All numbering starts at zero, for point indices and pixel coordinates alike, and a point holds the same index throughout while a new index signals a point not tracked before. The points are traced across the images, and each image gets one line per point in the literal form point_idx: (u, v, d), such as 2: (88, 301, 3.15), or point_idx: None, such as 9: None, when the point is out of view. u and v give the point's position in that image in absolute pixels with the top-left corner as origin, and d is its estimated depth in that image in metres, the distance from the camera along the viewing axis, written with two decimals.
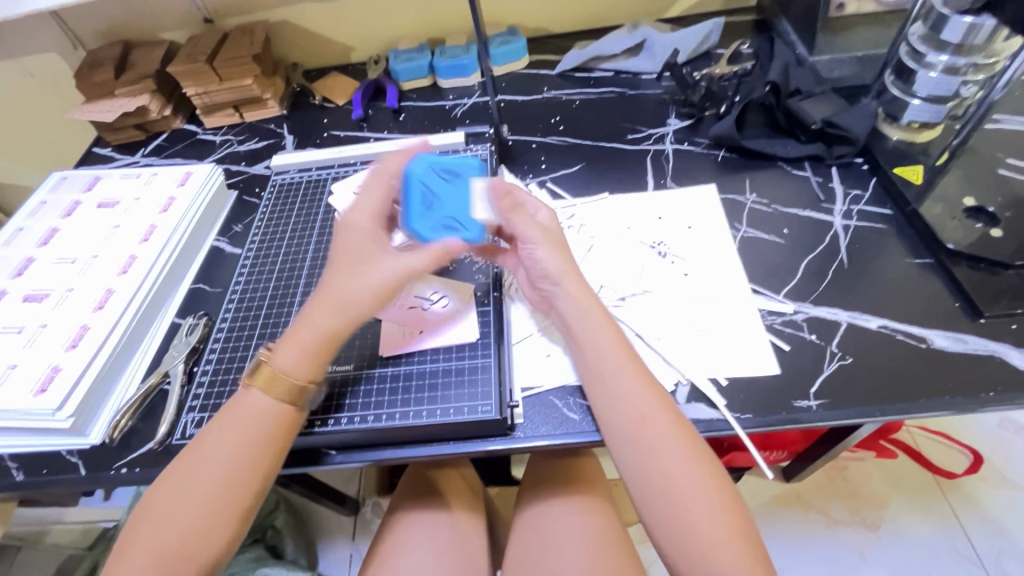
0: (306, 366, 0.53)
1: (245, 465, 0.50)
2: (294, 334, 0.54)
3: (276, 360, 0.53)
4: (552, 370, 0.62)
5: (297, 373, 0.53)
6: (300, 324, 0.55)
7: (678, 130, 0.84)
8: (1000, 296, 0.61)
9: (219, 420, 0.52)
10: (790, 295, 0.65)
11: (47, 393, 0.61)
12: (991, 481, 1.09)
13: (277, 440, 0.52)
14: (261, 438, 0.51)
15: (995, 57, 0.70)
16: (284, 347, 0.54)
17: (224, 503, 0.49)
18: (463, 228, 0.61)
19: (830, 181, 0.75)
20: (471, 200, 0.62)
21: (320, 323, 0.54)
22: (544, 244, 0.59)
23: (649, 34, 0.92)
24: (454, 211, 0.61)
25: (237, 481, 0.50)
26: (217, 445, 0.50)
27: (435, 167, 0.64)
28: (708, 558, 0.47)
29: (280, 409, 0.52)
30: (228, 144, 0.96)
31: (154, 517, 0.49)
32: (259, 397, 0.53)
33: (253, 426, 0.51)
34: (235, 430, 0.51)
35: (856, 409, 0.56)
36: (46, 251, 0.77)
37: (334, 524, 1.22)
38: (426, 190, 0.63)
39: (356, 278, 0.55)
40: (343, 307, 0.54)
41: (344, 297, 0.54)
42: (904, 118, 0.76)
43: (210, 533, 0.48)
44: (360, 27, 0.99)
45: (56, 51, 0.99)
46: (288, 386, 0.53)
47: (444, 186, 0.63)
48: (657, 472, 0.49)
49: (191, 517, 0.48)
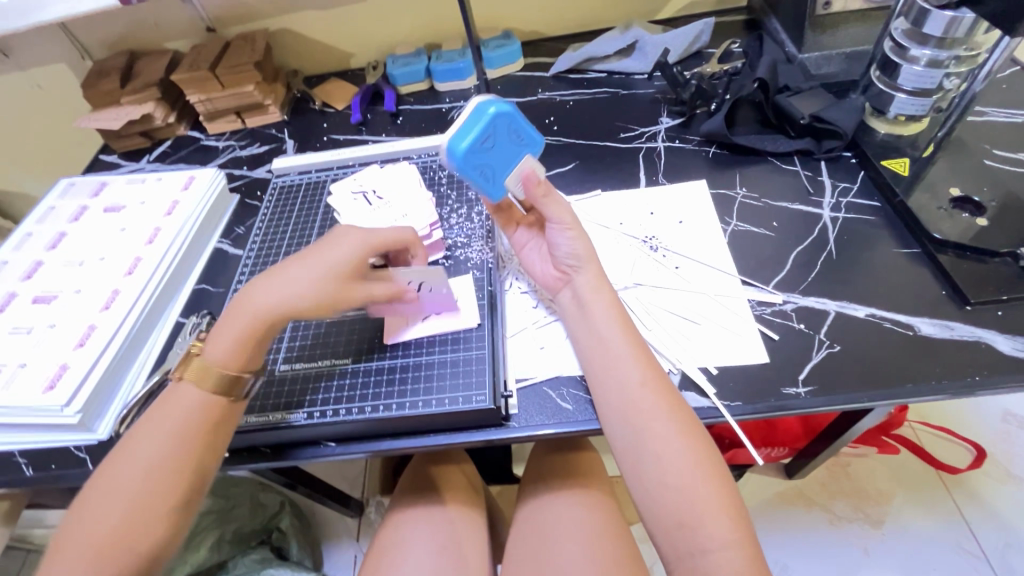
0: (239, 358, 0.54)
1: (179, 456, 0.50)
2: (224, 331, 0.55)
3: (207, 356, 0.54)
4: (545, 362, 0.63)
5: (230, 365, 0.54)
6: (233, 314, 0.55)
7: (670, 128, 0.86)
8: (987, 284, 0.62)
9: (155, 412, 0.52)
10: (780, 286, 0.66)
11: (56, 390, 0.63)
12: (995, 476, 1.09)
13: (206, 436, 0.52)
14: (196, 430, 0.51)
15: (976, 49, 0.71)
16: (214, 343, 0.54)
17: (157, 496, 0.49)
18: (489, 185, 0.60)
19: (819, 175, 0.76)
20: (512, 170, 0.60)
21: (253, 311, 0.55)
22: (575, 229, 0.60)
23: (640, 35, 0.94)
24: (493, 167, 0.59)
25: (172, 472, 0.50)
26: (152, 436, 0.51)
27: (517, 121, 0.58)
28: (696, 529, 0.48)
29: (214, 401, 0.53)
30: (230, 149, 0.98)
31: (87, 512, 0.48)
32: (193, 388, 0.53)
33: (185, 419, 0.51)
34: (171, 420, 0.51)
35: (845, 396, 0.57)
36: (55, 255, 0.79)
37: (338, 526, 1.23)
38: (490, 137, 0.57)
39: (285, 274, 0.56)
40: (268, 304, 0.55)
41: (271, 292, 0.55)
42: (891, 111, 0.77)
43: (141, 528, 0.48)
44: (358, 34, 1.01)
45: (64, 61, 1.02)
46: (218, 377, 0.53)
47: (503, 142, 0.58)
48: (648, 441, 0.51)
49: (124, 509, 0.48)
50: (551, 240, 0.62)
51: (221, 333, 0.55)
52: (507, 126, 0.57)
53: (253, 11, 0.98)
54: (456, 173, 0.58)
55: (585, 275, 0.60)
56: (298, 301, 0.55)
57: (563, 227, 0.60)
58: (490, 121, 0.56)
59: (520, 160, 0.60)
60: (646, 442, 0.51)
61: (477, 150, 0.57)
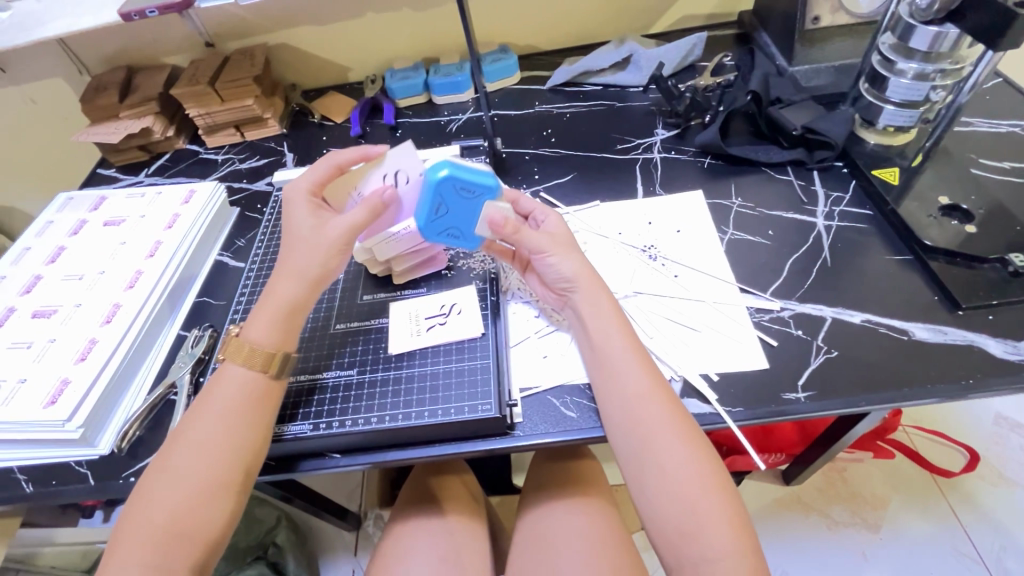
0: (277, 335, 0.57)
1: (235, 435, 0.53)
2: (261, 311, 0.59)
3: (247, 334, 0.57)
4: (549, 370, 0.64)
5: (271, 344, 0.57)
6: (267, 298, 0.59)
7: (666, 139, 0.88)
8: (977, 289, 0.63)
9: (205, 398, 0.55)
10: (777, 293, 0.67)
11: (56, 405, 0.62)
12: (988, 479, 1.11)
13: (264, 409, 0.55)
14: (247, 407, 0.54)
15: (961, 62, 0.73)
16: (251, 323, 0.58)
17: (218, 472, 0.51)
18: (462, 239, 0.64)
19: (812, 185, 0.78)
20: (476, 221, 0.61)
21: (284, 293, 0.58)
22: (558, 252, 0.61)
23: (635, 49, 0.95)
24: (457, 225, 0.62)
25: (228, 451, 0.52)
26: (206, 418, 0.53)
27: (460, 179, 0.58)
28: (699, 540, 0.49)
29: (259, 379, 0.56)
30: (229, 162, 0.98)
31: (150, 496, 0.51)
32: (237, 370, 0.56)
33: (236, 398, 0.54)
34: (220, 403, 0.54)
35: (844, 400, 0.58)
36: (54, 269, 0.79)
37: (336, 540, 1.22)
38: (444, 203, 0.60)
39: (307, 245, 0.59)
40: (300, 272, 0.59)
41: (301, 264, 0.59)
42: (880, 122, 0.79)
43: (205, 505, 0.50)
44: (357, 48, 1.03)
45: (62, 76, 1.03)
46: (262, 355, 0.56)
47: (456, 202, 0.60)
48: (652, 451, 0.52)
49: (188, 491, 0.50)
50: (539, 266, 0.63)
51: (256, 316, 0.58)
52: (453, 189, 0.59)
53: (253, 27, 0.99)
54: (430, 239, 0.63)
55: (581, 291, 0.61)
56: (325, 264, 0.59)
57: (548, 255, 0.61)
58: (435, 192, 0.58)
59: (480, 209, 0.61)
60: (649, 453, 0.52)
61: (435, 219, 0.61)
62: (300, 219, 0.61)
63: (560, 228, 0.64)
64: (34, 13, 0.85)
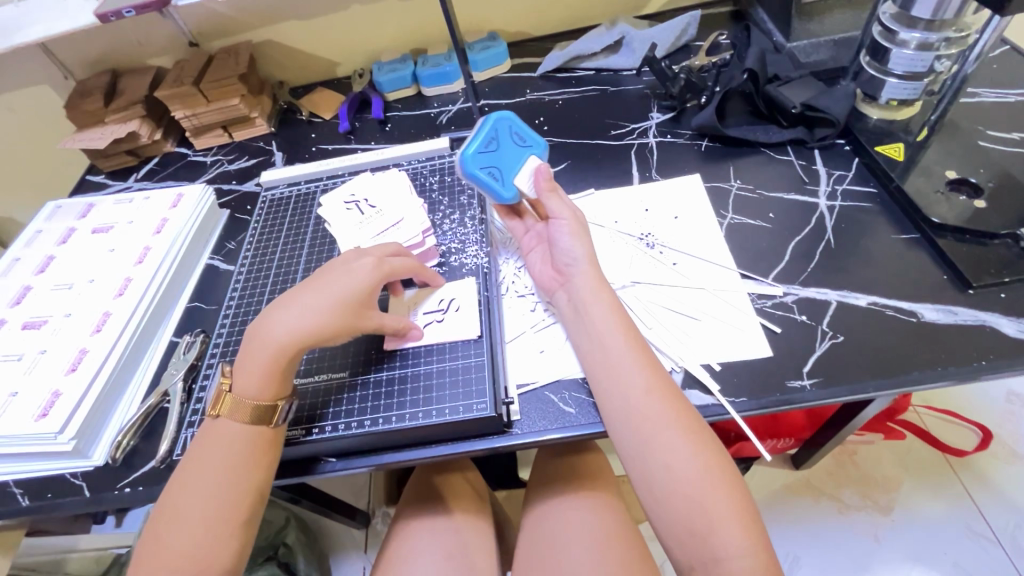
0: (269, 387, 0.55)
1: (241, 477, 0.52)
2: (252, 362, 0.55)
3: (239, 387, 0.55)
4: (546, 365, 0.62)
5: (264, 396, 0.55)
6: (254, 348, 0.56)
7: (661, 123, 0.85)
8: (987, 266, 0.61)
9: (200, 447, 0.54)
10: (779, 278, 0.65)
11: (48, 417, 0.61)
12: (1001, 457, 1.09)
13: (267, 451, 0.54)
14: (247, 452, 0.53)
15: (966, 30, 0.70)
16: (242, 374, 0.56)
17: (227, 516, 0.51)
18: (500, 184, 0.65)
19: (813, 164, 0.76)
20: (520, 167, 0.66)
21: (276, 341, 0.55)
22: (573, 230, 0.61)
23: (626, 31, 0.93)
24: (501, 166, 0.66)
25: (236, 494, 0.51)
26: (207, 465, 0.52)
27: (517, 126, 0.68)
28: (711, 539, 0.47)
29: (255, 427, 0.54)
30: (219, 164, 0.97)
31: (160, 543, 0.50)
32: (232, 423, 0.54)
33: (234, 444, 0.53)
34: (219, 449, 0.53)
35: (851, 386, 0.56)
36: (44, 278, 0.78)
37: (344, 538, 1.21)
38: (496, 138, 0.66)
39: (298, 308, 0.56)
40: (292, 330, 0.55)
41: (295, 319, 0.56)
42: (883, 97, 0.76)
43: (218, 549, 0.50)
44: (343, 43, 1.01)
45: (47, 82, 1.01)
46: (257, 407, 0.54)
47: (507, 142, 0.67)
48: (657, 450, 0.50)
49: (204, 530, 0.50)
50: (554, 235, 0.63)
51: (244, 366, 0.56)
52: (507, 131, 0.67)
53: (236, 24, 0.97)
54: (467, 172, 0.64)
55: (583, 278, 0.59)
56: (321, 320, 0.56)
57: (566, 226, 0.62)
58: (494, 123, 0.66)
59: (526, 159, 0.67)
60: (654, 450, 0.50)
61: (483, 153, 0.65)
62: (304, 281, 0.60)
63: (574, 217, 0.63)
64: (13, 19, 0.83)
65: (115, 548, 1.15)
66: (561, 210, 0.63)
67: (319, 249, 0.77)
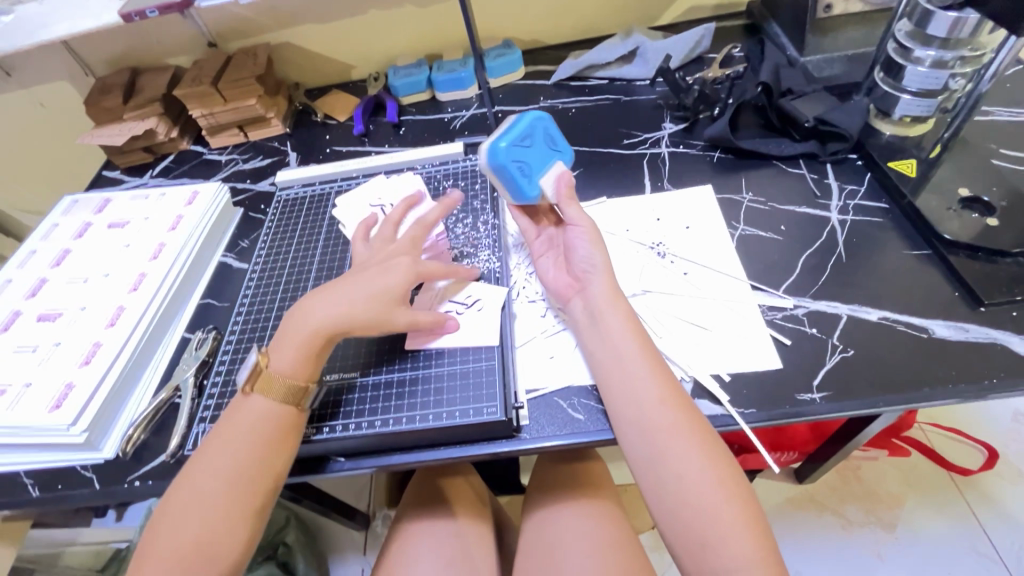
0: (305, 366, 0.56)
1: (260, 461, 0.52)
2: (291, 340, 0.57)
3: (275, 364, 0.56)
4: (556, 371, 0.62)
5: (301, 377, 0.56)
6: (296, 327, 0.58)
7: (673, 133, 0.86)
8: (999, 284, 0.61)
9: (222, 429, 0.54)
10: (790, 291, 0.65)
11: (61, 409, 0.62)
12: (1006, 476, 1.08)
13: (288, 436, 0.54)
14: (272, 438, 0.53)
15: (980, 49, 0.71)
16: (279, 353, 0.56)
17: (243, 499, 0.51)
18: (524, 180, 0.67)
19: (825, 178, 0.76)
20: (546, 168, 0.69)
21: (316, 327, 0.57)
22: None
23: (641, 42, 0.94)
24: (529, 163, 0.67)
25: (252, 477, 0.52)
26: (228, 450, 0.52)
27: (543, 129, 0.69)
28: (720, 550, 0.47)
29: (283, 410, 0.55)
30: (233, 162, 0.98)
31: (172, 519, 0.50)
32: (257, 400, 0.55)
33: (261, 429, 0.53)
34: (243, 431, 0.53)
35: (860, 401, 0.56)
36: (58, 272, 0.79)
37: (345, 539, 1.21)
38: (530, 135, 0.67)
39: (354, 296, 0.58)
40: (344, 317, 0.57)
41: (339, 314, 0.57)
42: (896, 113, 0.77)
43: (223, 534, 0.50)
44: (360, 46, 1.02)
45: (66, 78, 1.02)
46: (288, 388, 0.55)
47: (539, 142, 0.69)
48: (671, 460, 0.50)
49: (208, 516, 0.50)
50: (570, 241, 0.64)
51: (282, 343, 0.57)
52: (537, 132, 0.68)
53: (255, 26, 0.98)
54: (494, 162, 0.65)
55: (599, 288, 0.59)
56: (369, 310, 0.58)
57: (583, 233, 0.63)
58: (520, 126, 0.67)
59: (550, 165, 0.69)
60: (666, 457, 0.50)
61: (514, 147, 0.66)
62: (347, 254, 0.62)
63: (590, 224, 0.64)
64: (38, 16, 0.85)
65: (115, 543, 1.15)
66: (578, 218, 0.64)
67: (331, 251, 0.77)
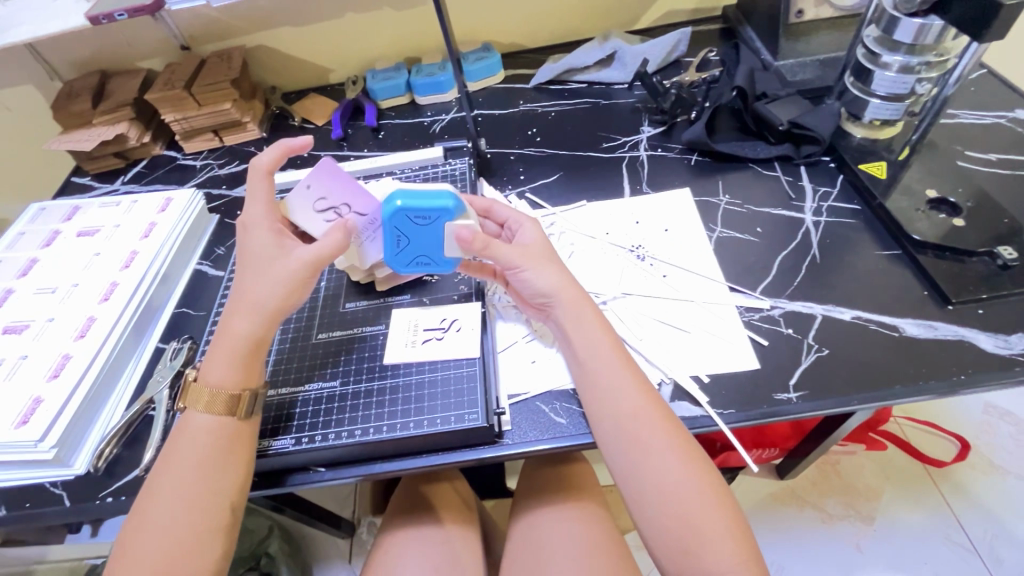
0: (239, 374, 0.55)
1: (214, 480, 0.51)
2: (220, 351, 0.56)
3: (207, 377, 0.55)
4: (537, 376, 0.63)
5: (233, 385, 0.54)
6: (223, 336, 0.56)
7: (652, 137, 0.87)
8: (966, 282, 0.63)
9: (172, 450, 0.53)
10: (766, 292, 0.67)
11: (29, 424, 0.60)
12: (979, 468, 1.11)
13: (240, 451, 0.53)
14: (219, 455, 0.52)
15: (945, 55, 0.73)
16: (211, 368, 0.55)
17: (200, 519, 0.50)
18: (434, 264, 0.63)
19: (800, 180, 0.78)
20: (441, 243, 0.60)
21: (242, 330, 0.55)
22: (532, 266, 0.59)
23: (618, 46, 0.94)
24: (424, 253, 0.61)
25: (208, 498, 0.50)
26: (178, 470, 0.51)
27: (412, 208, 0.57)
28: (703, 557, 0.48)
29: (227, 422, 0.54)
30: (208, 168, 0.96)
31: (127, 550, 0.49)
32: (201, 416, 0.54)
33: (205, 445, 0.52)
34: (186, 453, 0.52)
35: (835, 399, 0.57)
36: (26, 282, 0.76)
37: (329, 548, 1.20)
38: (401, 236, 0.60)
39: (264, 278, 0.56)
40: (258, 307, 0.55)
41: (258, 297, 0.55)
42: (866, 117, 0.79)
43: (186, 556, 0.49)
44: (338, 50, 1.01)
45: (32, 82, 1.00)
46: (226, 399, 0.54)
47: (414, 231, 0.59)
48: (651, 471, 0.50)
49: (171, 537, 0.49)
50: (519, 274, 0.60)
51: (214, 357, 0.56)
52: (406, 219, 0.58)
53: (228, 28, 0.96)
54: (404, 270, 0.64)
55: (562, 306, 0.58)
56: (285, 297, 0.56)
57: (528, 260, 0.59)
58: (390, 224, 0.59)
59: (443, 230, 0.59)
60: (646, 468, 0.51)
61: (398, 250, 0.61)
62: (258, 250, 0.58)
63: (540, 233, 0.62)
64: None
65: (91, 559, 1.12)
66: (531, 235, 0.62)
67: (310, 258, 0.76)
